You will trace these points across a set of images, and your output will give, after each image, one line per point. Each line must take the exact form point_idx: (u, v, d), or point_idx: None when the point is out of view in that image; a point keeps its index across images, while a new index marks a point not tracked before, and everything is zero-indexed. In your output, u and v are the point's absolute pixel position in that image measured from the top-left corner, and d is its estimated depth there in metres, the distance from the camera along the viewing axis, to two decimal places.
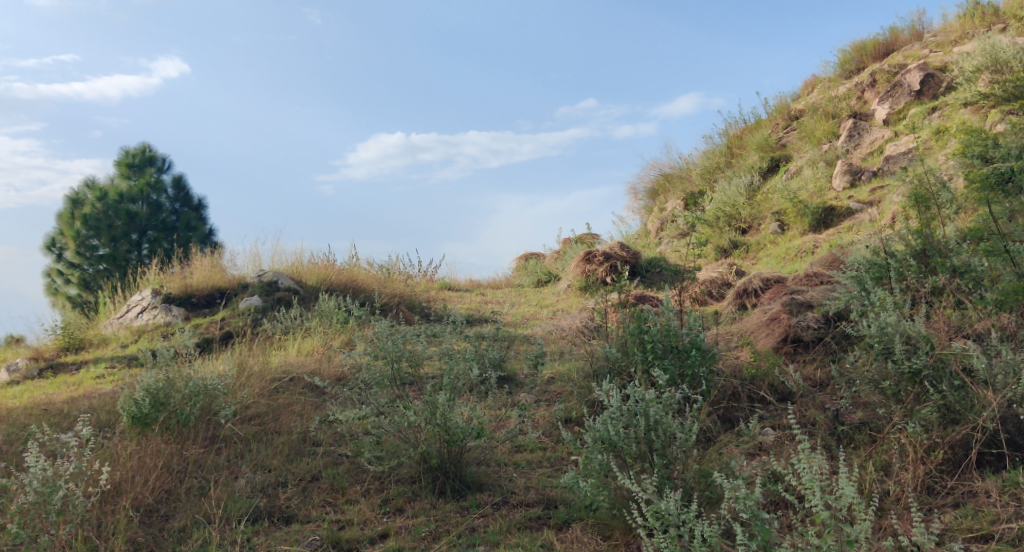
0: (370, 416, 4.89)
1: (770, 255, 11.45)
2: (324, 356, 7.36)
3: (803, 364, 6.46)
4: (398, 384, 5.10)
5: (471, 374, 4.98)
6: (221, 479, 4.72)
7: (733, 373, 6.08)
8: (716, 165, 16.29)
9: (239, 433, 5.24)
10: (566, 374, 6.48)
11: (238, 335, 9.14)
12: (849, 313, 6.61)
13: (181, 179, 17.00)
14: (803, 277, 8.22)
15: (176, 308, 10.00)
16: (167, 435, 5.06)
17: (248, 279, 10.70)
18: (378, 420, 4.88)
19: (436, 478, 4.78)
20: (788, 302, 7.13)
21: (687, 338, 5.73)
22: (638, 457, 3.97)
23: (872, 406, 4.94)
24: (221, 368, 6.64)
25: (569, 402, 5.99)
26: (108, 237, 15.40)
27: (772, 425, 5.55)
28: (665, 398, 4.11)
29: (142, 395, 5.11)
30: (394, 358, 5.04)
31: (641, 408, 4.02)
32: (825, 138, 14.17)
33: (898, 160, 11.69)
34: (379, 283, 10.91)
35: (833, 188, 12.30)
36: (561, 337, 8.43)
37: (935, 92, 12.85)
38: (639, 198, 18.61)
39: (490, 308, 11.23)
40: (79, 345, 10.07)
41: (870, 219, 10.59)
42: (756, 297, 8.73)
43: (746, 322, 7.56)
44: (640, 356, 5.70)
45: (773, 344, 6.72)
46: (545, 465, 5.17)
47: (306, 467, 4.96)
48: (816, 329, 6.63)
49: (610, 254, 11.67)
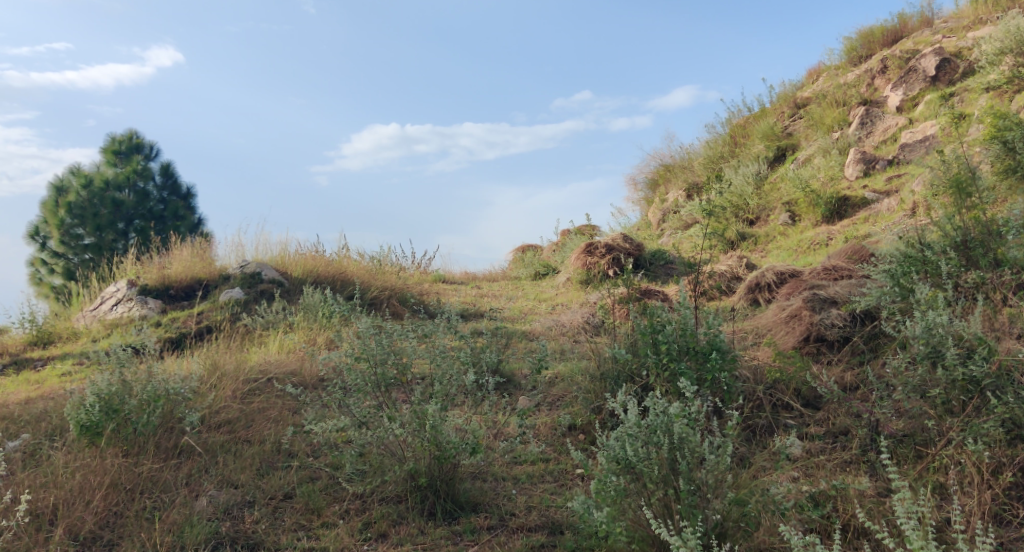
0: (350, 427, 4.28)
1: (780, 248, 10.90)
2: (306, 354, 6.77)
3: (829, 365, 5.93)
4: (384, 390, 4.44)
5: (466, 379, 4.40)
6: (179, 499, 4.14)
7: (754, 375, 5.57)
8: (719, 155, 15.71)
9: (205, 444, 4.66)
10: (569, 376, 5.93)
11: (216, 329, 8.55)
12: (879, 313, 6.09)
13: (169, 167, 16.41)
14: (822, 270, 7.69)
15: (152, 300, 9.38)
16: (119, 448, 4.48)
17: (230, 270, 10.10)
18: (359, 431, 4.29)
19: (425, 498, 4.21)
20: (810, 297, 6.57)
21: (705, 339, 5.16)
22: (661, 481, 3.40)
23: (920, 417, 4.41)
24: (192, 368, 6.06)
25: (573, 408, 5.43)
26: (93, 226, 14.77)
27: (799, 435, 5.07)
28: (693, 410, 3.55)
29: (92, 400, 4.52)
30: (378, 361, 4.42)
31: (665, 422, 3.46)
32: (835, 125, 13.59)
33: (915, 148, 11.13)
34: (369, 275, 10.31)
35: (846, 177, 11.75)
36: (561, 333, 7.86)
37: (952, 77, 12.23)
38: (639, 190, 18.00)
39: (486, 302, 10.66)
40: (48, 339, 9.47)
41: (887, 210, 10.05)
42: (770, 291, 8.17)
43: (762, 319, 7.01)
44: (654, 358, 5.17)
45: (795, 343, 6.18)
46: (548, 481, 4.63)
47: (278, 483, 4.38)
48: (842, 328, 6.11)
49: (612, 245, 11.09)
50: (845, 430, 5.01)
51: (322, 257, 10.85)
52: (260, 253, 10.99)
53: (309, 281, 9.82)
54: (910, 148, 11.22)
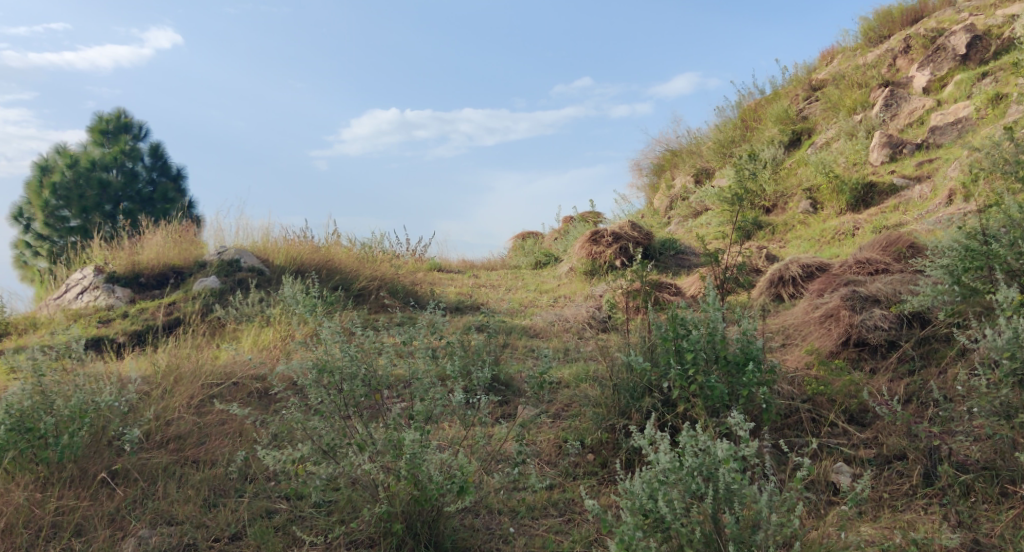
0: (309, 457, 3.48)
1: (801, 238, 10.12)
2: (280, 353, 6.01)
3: (871, 374, 5.20)
4: (352, 411, 3.66)
5: (456, 399, 3.65)
6: (96, 546, 3.48)
7: (790, 386, 4.80)
8: (730, 139, 14.81)
9: (143, 468, 3.94)
10: (577, 385, 5.16)
11: (186, 322, 7.77)
12: (930, 316, 5.38)
13: (158, 147, 15.58)
14: (853, 264, 6.93)
15: (120, 289, 8.58)
16: (32, 474, 3.76)
17: (207, 257, 9.30)
18: (319, 465, 3.49)
19: (402, 543, 3.45)
20: (850, 294, 5.79)
21: (737, 347, 4.43)
22: (703, 546, 2.90)
23: (1000, 443, 3.98)
24: (146, 372, 5.27)
25: (581, 424, 4.66)
26: (79, 208, 13.94)
27: (845, 461, 4.34)
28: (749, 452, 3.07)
29: (3, 418, 3.79)
30: (347, 375, 3.65)
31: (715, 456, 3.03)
32: (856, 107, 12.72)
33: (947, 131, 10.36)
34: (358, 263, 9.51)
35: (870, 162, 10.95)
36: (565, 330, 7.09)
37: (983, 56, 11.40)
38: (644, 175, 17.18)
39: (483, 293, 9.89)
40: (7, 330, 8.68)
41: (920, 198, 9.33)
42: (794, 286, 7.36)
43: (791, 316, 6.23)
44: (678, 369, 4.40)
45: (833, 346, 5.43)
46: (552, 515, 3.91)
47: (225, 519, 3.65)
48: (887, 331, 5.36)
49: (620, 234, 10.30)
50: (901, 453, 4.30)
51: (308, 244, 10.04)
52: (241, 238, 10.18)
53: (292, 268, 9.02)
54: (941, 131, 10.44)
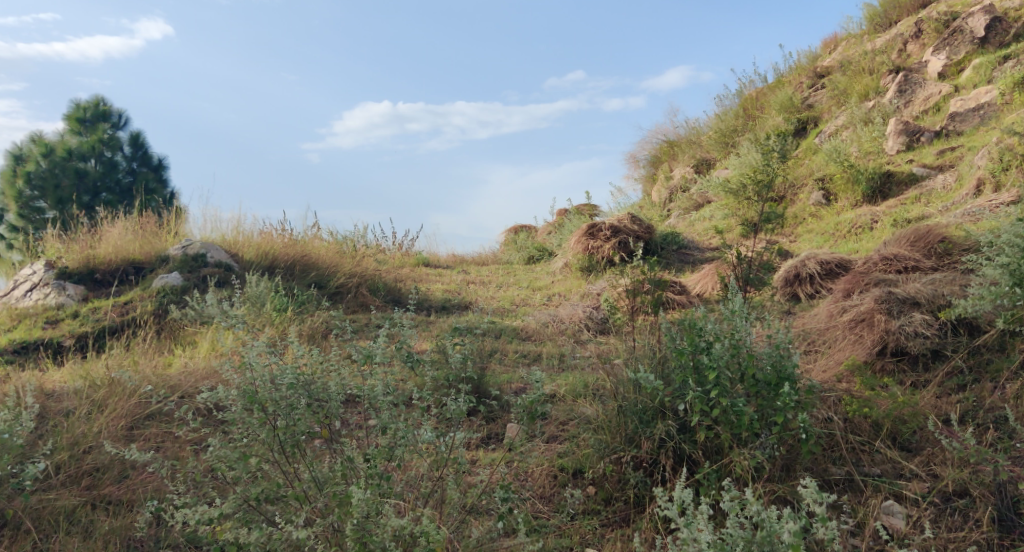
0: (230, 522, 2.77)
1: (813, 232, 9.42)
2: None
3: (916, 388, 4.48)
4: (290, 453, 2.96)
5: (424, 436, 2.90)
6: None
7: (824, 406, 4.07)
8: (731, 127, 14.04)
9: (42, 513, 3.33)
10: (574, 401, 4.43)
11: (141, 324, 7.00)
12: (980, 322, 4.65)
13: (139, 137, 14.66)
14: (879, 262, 6.19)
15: (72, 286, 7.76)
16: None
17: (171, 251, 8.49)
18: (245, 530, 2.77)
19: None
20: (886, 295, 5.02)
21: (768, 365, 3.71)
22: None
23: None
24: (70, 389, 4.50)
25: (580, 451, 3.95)
26: (54, 199, 13.12)
27: (893, 499, 3.65)
28: (822, 532, 2.76)
29: None
30: (283, 408, 2.95)
31: (774, 530, 2.72)
32: (868, 93, 11.96)
33: (968, 118, 9.62)
34: (335, 259, 8.74)
35: (886, 151, 10.21)
36: (560, 334, 6.34)
37: (1003, 39, 10.66)
38: (640, 167, 16.43)
39: (473, 290, 9.13)
40: None
41: (943, 188, 8.64)
42: (813, 285, 6.62)
43: (815, 317, 5.51)
44: (697, 391, 3.65)
45: (868, 357, 4.70)
46: None
47: None
48: (930, 339, 4.63)
49: (619, 227, 9.55)
50: (962, 490, 3.64)
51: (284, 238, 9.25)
52: (211, 231, 9.37)
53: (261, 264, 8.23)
54: (962, 118, 9.69)
